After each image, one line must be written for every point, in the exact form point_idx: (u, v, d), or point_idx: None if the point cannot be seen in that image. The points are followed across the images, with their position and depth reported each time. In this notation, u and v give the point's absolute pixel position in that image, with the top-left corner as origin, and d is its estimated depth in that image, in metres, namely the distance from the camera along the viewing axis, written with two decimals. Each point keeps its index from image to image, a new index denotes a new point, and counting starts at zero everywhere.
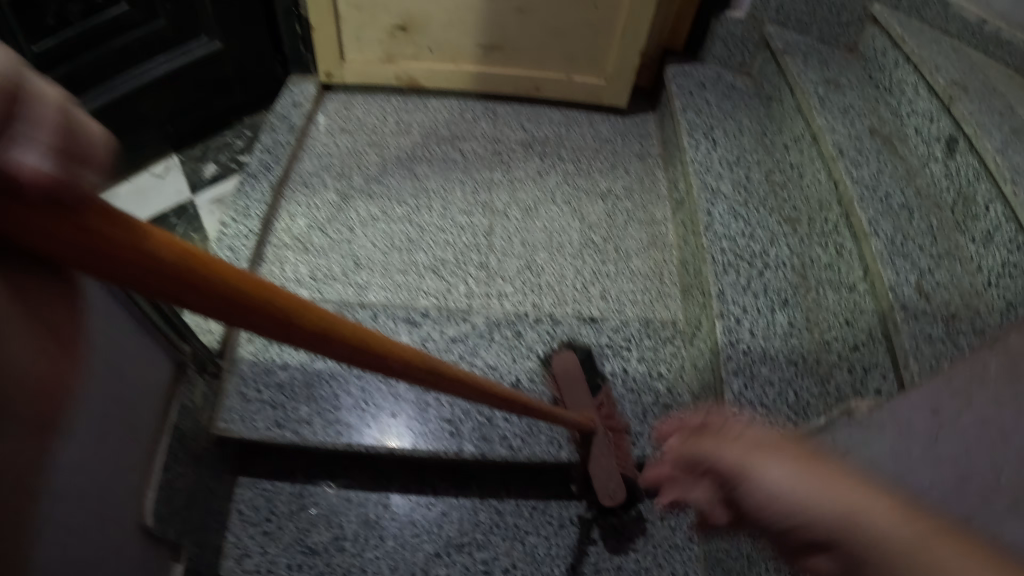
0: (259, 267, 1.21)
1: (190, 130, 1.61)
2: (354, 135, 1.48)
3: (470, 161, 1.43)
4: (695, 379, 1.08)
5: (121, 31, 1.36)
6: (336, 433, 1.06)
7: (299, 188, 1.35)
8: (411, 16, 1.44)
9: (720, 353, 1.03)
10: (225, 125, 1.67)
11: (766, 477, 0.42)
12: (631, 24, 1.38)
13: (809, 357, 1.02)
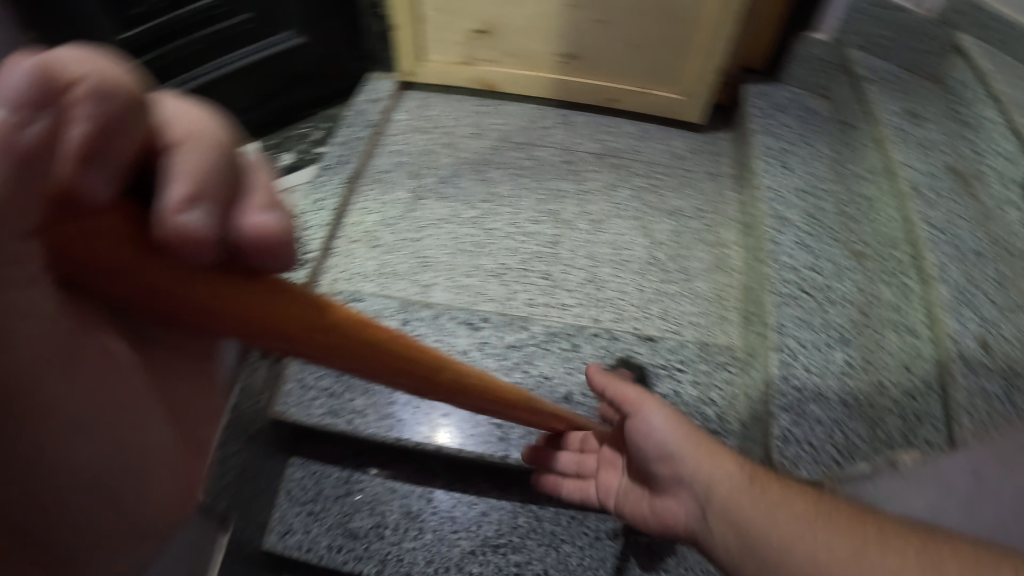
0: (329, 259, 1.26)
1: (272, 121, 1.66)
2: (431, 136, 1.51)
3: (542, 169, 1.44)
4: (745, 408, 1.06)
5: (207, 23, 1.42)
6: (387, 426, 1.08)
7: (372, 185, 1.40)
8: (492, 22, 1.47)
9: (771, 387, 1.02)
10: (305, 117, 1.72)
11: (651, 423, 0.80)
12: (710, 41, 1.37)
13: (863, 399, 0.98)
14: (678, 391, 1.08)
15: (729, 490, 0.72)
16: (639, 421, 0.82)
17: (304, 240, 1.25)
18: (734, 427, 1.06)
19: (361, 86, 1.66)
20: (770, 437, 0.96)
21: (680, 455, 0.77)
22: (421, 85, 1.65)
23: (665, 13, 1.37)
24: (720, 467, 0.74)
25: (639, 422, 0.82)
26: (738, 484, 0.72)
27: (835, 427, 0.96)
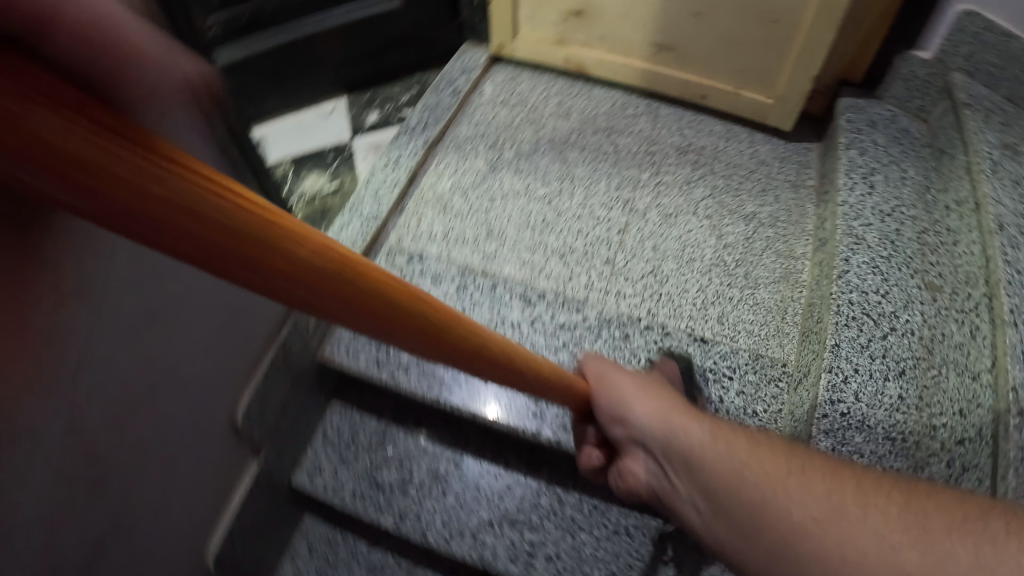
0: (397, 217, 1.28)
1: (366, 78, 1.70)
2: (514, 109, 1.50)
3: (622, 156, 1.42)
4: (789, 427, 1.03)
5: None
6: (429, 385, 1.09)
7: (452, 150, 1.41)
8: (589, 4, 1.46)
9: (815, 412, 0.99)
10: (399, 78, 1.74)
11: (614, 394, 0.81)
12: (806, 50, 1.31)
13: (909, 438, 0.97)
14: (723, 399, 1.07)
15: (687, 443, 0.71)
16: (606, 395, 0.82)
17: (377, 195, 1.28)
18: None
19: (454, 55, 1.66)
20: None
21: (645, 419, 0.77)
22: (511, 60, 1.65)
23: (763, 15, 1.31)
24: (678, 425, 0.73)
25: (608, 391, 0.82)
26: (699, 433, 0.71)
27: (875, 461, 0.96)
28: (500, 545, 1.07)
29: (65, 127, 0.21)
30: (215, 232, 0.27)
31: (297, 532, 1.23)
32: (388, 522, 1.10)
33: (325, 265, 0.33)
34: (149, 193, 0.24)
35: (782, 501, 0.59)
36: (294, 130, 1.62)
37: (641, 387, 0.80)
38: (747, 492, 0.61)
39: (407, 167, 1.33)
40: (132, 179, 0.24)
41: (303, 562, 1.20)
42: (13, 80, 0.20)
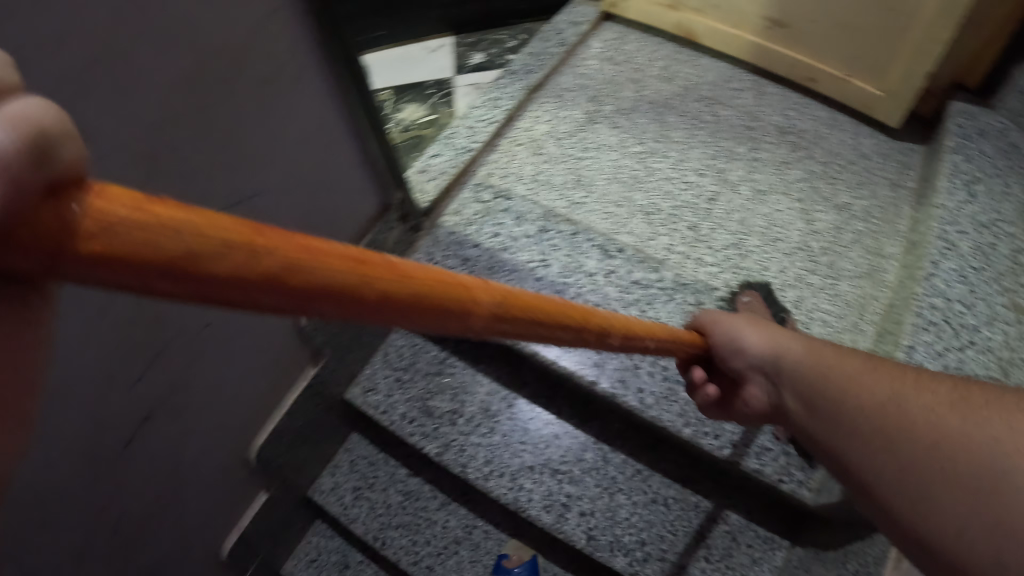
0: (490, 154, 1.28)
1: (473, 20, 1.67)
2: (619, 66, 1.47)
3: (722, 127, 1.38)
4: None
5: None
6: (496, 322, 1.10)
7: (551, 97, 1.39)
8: None
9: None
10: None
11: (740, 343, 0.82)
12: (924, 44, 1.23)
13: None
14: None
15: (833, 376, 0.68)
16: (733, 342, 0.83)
17: (473, 131, 1.29)
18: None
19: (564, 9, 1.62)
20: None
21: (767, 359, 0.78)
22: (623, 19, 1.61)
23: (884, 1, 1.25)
24: (817, 360, 0.72)
25: (725, 332, 0.84)
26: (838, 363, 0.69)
27: None
28: (536, 492, 1.07)
29: (195, 241, 0.20)
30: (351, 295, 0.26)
31: (342, 447, 1.25)
32: (431, 449, 1.11)
33: (441, 291, 0.32)
34: (288, 284, 0.23)
35: (991, 443, 0.52)
36: (397, 62, 1.61)
37: (766, 331, 0.81)
38: (862, 400, 0.63)
39: (505, 108, 1.33)
40: (278, 272, 0.23)
41: (343, 476, 1.22)
42: (98, 195, 0.18)
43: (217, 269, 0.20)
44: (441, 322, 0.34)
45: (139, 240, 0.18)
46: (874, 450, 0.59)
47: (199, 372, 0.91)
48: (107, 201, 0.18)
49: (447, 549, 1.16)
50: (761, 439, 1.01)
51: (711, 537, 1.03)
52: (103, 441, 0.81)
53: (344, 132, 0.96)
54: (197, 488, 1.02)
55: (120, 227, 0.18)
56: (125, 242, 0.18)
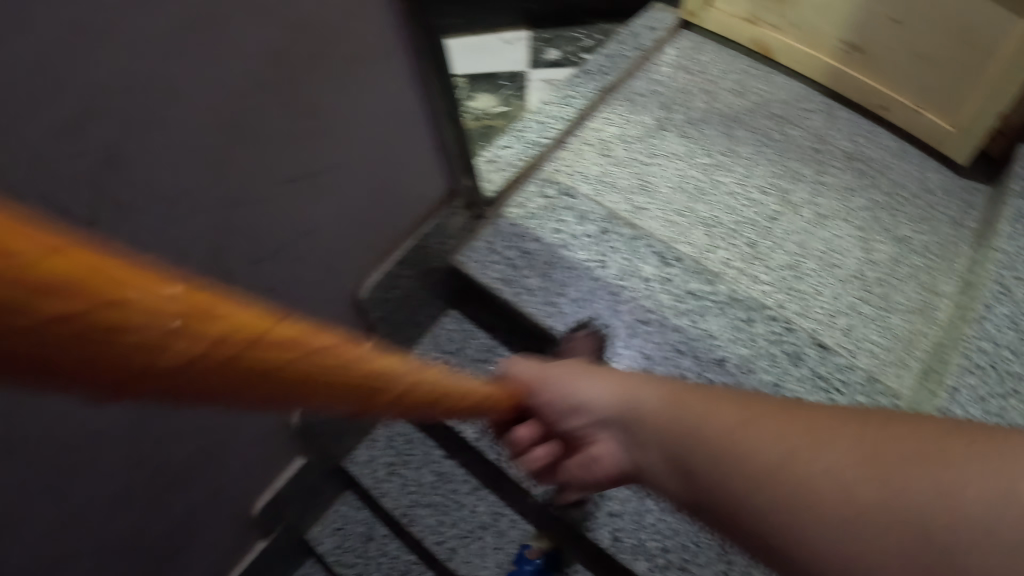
0: (558, 151, 1.29)
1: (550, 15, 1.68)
2: (692, 76, 1.47)
3: (789, 147, 1.38)
4: None
5: None
6: (547, 313, 1.06)
7: (622, 101, 1.39)
8: None
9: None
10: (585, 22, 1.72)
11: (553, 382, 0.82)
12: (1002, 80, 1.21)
13: None
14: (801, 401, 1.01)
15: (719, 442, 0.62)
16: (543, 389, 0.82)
17: (543, 126, 1.31)
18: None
19: (640, 13, 1.61)
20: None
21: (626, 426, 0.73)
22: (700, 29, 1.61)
23: (966, 34, 1.23)
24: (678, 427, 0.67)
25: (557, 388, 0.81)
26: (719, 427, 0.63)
27: None
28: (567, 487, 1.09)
29: (157, 335, 0.20)
30: (275, 377, 0.26)
31: (383, 423, 1.28)
32: (472, 434, 1.15)
33: (355, 358, 0.33)
34: (246, 363, 0.24)
35: (791, 458, 0.57)
36: (473, 51, 1.63)
37: (604, 381, 0.78)
38: (761, 466, 0.58)
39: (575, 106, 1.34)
40: (243, 348, 0.23)
41: (380, 451, 1.26)
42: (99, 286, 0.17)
43: (172, 359, 0.20)
44: (355, 399, 0.35)
45: (115, 333, 0.18)
46: (798, 538, 0.54)
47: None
48: (97, 282, 0.17)
49: (473, 534, 1.17)
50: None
51: (732, 552, 1.04)
52: None
53: (421, 114, 0.98)
54: (241, 444, 1.06)
55: (109, 312, 0.17)
56: (101, 338, 0.18)
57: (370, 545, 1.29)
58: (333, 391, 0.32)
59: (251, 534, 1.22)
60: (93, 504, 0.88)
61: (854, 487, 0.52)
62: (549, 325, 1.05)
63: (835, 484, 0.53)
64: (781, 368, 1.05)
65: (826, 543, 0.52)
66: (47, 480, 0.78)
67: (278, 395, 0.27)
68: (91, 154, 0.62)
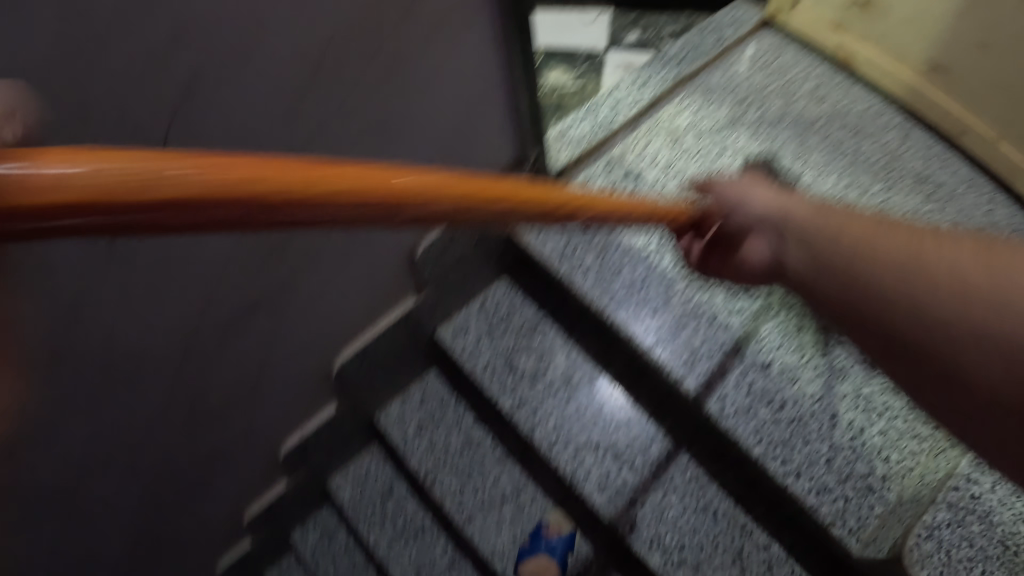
0: (627, 134, 1.28)
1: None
2: (771, 76, 1.44)
3: (860, 161, 1.34)
4: (909, 490, 0.96)
5: None
6: (602, 295, 1.11)
7: (697, 92, 1.37)
8: None
9: (937, 494, 0.96)
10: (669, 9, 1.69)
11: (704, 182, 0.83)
12: None
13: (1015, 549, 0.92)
14: (836, 419, 1.02)
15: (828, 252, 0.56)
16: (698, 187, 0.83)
17: (617, 105, 1.31)
18: (888, 496, 0.96)
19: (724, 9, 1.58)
20: (917, 519, 0.94)
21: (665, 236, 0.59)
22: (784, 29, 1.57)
23: None
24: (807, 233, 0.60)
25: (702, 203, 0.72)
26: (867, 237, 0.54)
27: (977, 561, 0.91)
28: (594, 470, 1.09)
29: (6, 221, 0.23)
30: (330, 199, 0.32)
31: (417, 382, 1.28)
32: (506, 404, 1.14)
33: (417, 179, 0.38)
34: (275, 198, 0.29)
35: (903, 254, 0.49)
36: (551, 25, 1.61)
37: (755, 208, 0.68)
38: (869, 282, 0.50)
39: (650, 91, 1.35)
40: (267, 195, 0.29)
41: (411, 409, 1.26)
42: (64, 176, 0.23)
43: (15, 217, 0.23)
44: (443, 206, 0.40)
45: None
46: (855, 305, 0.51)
47: (312, 278, 0.95)
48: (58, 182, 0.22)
49: (492, 504, 1.18)
50: (825, 477, 0.98)
51: (747, 560, 1.02)
52: (205, 321, 0.86)
53: (499, 80, 0.97)
54: (278, 387, 1.07)
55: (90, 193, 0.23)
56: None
57: (388, 502, 1.29)
58: (404, 196, 0.37)
59: (275, 475, 1.24)
60: (128, 426, 0.89)
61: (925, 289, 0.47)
62: (599, 306, 1.11)
63: (952, 281, 0.45)
64: (823, 383, 1.05)
65: (931, 336, 0.45)
66: (89, 398, 0.80)
67: (294, 218, 0.31)
68: (173, 82, 0.63)
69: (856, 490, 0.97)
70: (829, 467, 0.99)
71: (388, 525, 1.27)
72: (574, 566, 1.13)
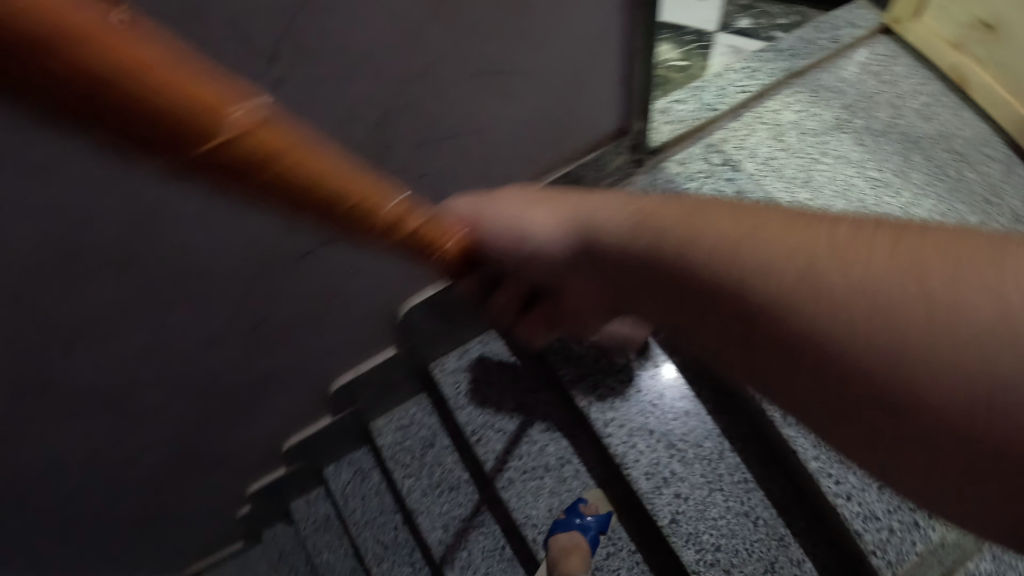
0: (731, 120, 1.28)
1: None
2: (881, 85, 1.36)
3: (962, 188, 1.23)
4: (957, 536, 0.95)
5: None
6: None
7: (805, 90, 1.34)
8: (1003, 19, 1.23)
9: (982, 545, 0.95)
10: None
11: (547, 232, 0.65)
12: None
13: None
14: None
15: (669, 246, 0.44)
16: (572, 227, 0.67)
17: (723, 92, 1.30)
18: (931, 535, 0.93)
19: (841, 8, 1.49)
20: (958, 566, 0.93)
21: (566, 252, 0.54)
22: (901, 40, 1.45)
23: None
24: (661, 215, 0.46)
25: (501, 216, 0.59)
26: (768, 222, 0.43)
27: None
28: (644, 455, 1.08)
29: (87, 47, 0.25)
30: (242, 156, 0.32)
31: (480, 337, 1.29)
32: (569, 374, 1.15)
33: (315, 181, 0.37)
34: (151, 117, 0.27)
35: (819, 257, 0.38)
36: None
37: (557, 204, 0.56)
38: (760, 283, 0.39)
39: (760, 81, 1.33)
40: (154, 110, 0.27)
41: (469, 363, 1.27)
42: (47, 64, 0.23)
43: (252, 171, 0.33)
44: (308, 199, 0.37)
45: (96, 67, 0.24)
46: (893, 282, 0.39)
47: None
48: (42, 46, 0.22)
49: (534, 471, 1.17)
50: (874, 504, 0.95)
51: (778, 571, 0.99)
52: (283, 246, 0.87)
53: (618, 54, 0.94)
54: (342, 321, 1.09)
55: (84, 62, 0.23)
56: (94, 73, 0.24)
57: (428, 451, 1.31)
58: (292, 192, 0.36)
59: (322, 404, 1.28)
60: (192, 334, 0.94)
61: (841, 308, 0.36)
62: None
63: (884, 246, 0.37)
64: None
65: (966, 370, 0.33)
66: (159, 300, 0.85)
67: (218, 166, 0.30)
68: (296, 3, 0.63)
69: (902, 523, 0.94)
70: (881, 495, 0.95)
71: (424, 475, 1.29)
72: (605, 547, 1.11)
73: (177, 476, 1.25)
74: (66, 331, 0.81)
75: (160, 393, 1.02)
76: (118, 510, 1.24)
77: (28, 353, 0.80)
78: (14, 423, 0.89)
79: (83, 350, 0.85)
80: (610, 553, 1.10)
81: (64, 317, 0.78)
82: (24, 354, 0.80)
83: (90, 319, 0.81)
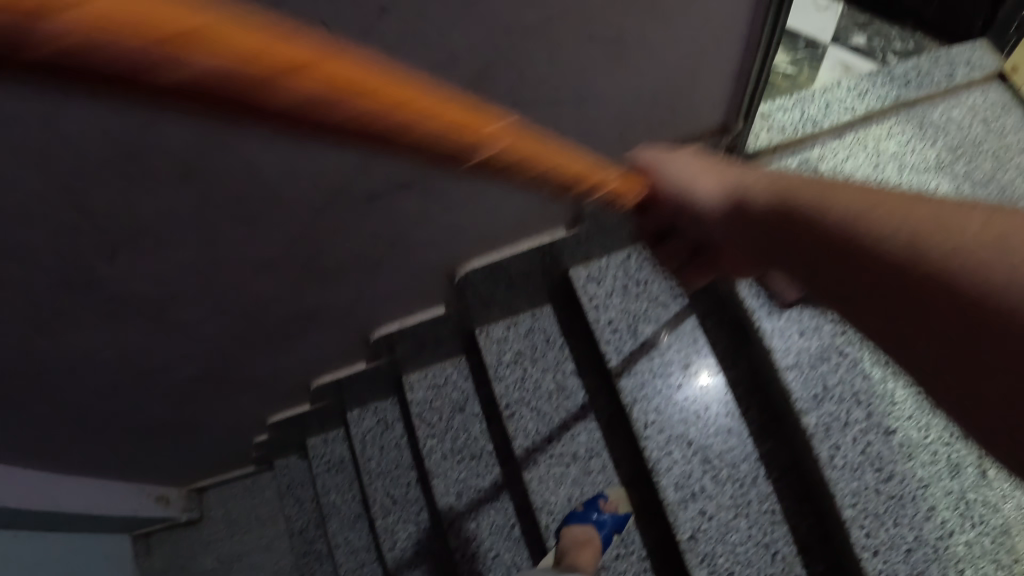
0: (832, 139, 1.24)
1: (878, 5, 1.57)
2: (989, 133, 1.23)
3: None
4: None
5: None
6: (753, 292, 1.06)
7: (912, 125, 1.25)
8: None
9: None
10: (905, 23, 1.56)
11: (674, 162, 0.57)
12: None
13: None
14: (933, 512, 0.91)
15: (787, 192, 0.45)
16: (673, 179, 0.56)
17: (828, 109, 1.25)
18: None
19: (963, 44, 1.36)
20: None
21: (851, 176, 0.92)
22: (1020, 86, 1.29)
23: None
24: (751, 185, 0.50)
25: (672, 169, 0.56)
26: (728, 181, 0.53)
27: None
28: (675, 465, 1.05)
29: (215, 55, 0.18)
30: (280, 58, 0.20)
31: (531, 311, 1.26)
32: (616, 367, 1.13)
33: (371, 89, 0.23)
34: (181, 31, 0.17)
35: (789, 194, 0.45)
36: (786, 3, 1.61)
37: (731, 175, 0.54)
38: (828, 211, 0.41)
39: (867, 105, 1.26)
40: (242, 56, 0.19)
41: (515, 335, 1.25)
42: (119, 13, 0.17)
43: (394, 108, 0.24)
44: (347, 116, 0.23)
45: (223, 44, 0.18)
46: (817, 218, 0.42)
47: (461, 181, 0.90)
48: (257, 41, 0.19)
49: (562, 457, 1.15)
50: (897, 565, 0.89)
51: None
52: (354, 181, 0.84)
53: (737, 46, 0.88)
54: (400, 269, 1.06)
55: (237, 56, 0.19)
56: (261, 97, 0.20)
57: (455, 416, 1.29)
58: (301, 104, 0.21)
59: (359, 349, 1.27)
60: (242, 257, 0.92)
61: (931, 235, 0.35)
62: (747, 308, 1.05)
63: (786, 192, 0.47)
64: (933, 471, 0.93)
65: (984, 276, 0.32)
66: (211, 217, 0.82)
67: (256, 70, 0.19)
68: None
69: None
70: (907, 556, 0.89)
71: (447, 439, 1.28)
72: (614, 549, 1.08)
73: (199, 396, 1.24)
74: (111, 231, 0.78)
75: (200, 311, 1.00)
76: (137, 416, 1.24)
77: (72, 248, 0.78)
78: (46, 312, 0.88)
79: (127, 255, 0.83)
80: (619, 556, 1.08)
81: (116, 218, 0.77)
82: (70, 251, 0.79)
83: (139, 225, 0.79)
